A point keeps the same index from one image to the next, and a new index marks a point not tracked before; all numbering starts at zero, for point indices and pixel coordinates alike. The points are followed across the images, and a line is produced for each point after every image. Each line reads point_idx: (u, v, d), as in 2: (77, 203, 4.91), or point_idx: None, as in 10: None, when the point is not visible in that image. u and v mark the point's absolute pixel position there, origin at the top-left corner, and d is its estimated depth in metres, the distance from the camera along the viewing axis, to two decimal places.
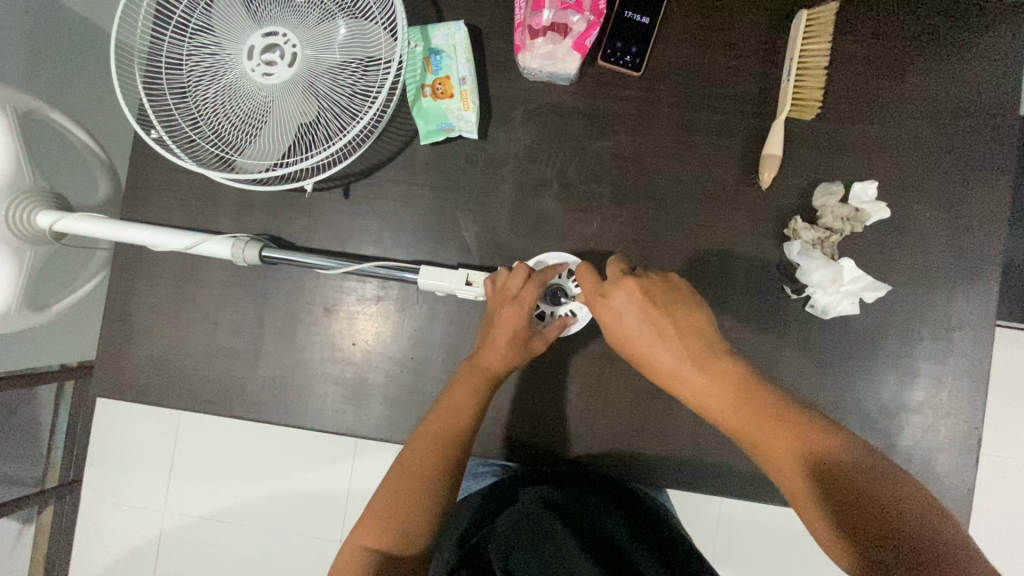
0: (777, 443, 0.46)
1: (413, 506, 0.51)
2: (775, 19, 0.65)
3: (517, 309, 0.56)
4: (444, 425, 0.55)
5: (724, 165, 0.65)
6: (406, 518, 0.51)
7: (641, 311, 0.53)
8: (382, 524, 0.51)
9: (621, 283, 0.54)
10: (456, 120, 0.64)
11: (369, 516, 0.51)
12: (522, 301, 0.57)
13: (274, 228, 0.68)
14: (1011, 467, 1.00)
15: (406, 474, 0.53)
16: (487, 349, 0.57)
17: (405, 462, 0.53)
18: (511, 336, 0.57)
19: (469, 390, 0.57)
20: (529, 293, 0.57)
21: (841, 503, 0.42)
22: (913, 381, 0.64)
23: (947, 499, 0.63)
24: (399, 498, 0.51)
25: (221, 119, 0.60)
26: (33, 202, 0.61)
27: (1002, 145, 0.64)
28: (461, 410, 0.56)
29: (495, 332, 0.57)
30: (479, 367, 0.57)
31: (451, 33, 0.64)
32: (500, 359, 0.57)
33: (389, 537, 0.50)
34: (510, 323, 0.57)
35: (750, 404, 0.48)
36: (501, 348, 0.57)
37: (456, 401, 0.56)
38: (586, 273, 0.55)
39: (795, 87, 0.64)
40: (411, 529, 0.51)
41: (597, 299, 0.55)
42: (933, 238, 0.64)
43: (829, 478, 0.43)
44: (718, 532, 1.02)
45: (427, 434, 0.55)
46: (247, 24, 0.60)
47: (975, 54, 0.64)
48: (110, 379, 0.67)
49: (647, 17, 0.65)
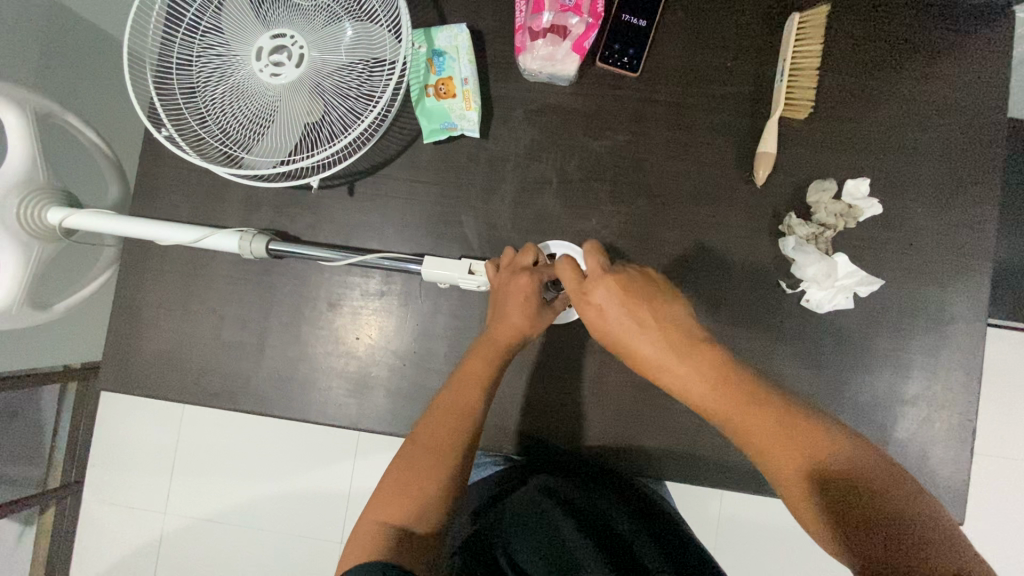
0: (767, 439, 0.48)
1: (431, 477, 0.52)
2: (769, 22, 0.67)
3: (533, 280, 0.57)
4: (460, 400, 0.56)
5: (720, 162, 0.67)
6: (425, 490, 0.51)
7: (624, 306, 0.53)
8: (399, 497, 0.51)
9: (602, 280, 0.53)
10: (458, 119, 0.66)
11: (385, 492, 0.52)
12: (536, 275, 0.57)
13: (280, 225, 0.69)
14: (1008, 466, 1.01)
15: (421, 447, 0.54)
16: (503, 323, 0.58)
17: (421, 438, 0.54)
18: (527, 308, 0.57)
19: (481, 365, 0.58)
20: (541, 266, 0.58)
21: (835, 508, 0.44)
22: (908, 374, 0.65)
23: (943, 491, 0.64)
24: (417, 470, 0.52)
25: (229, 117, 0.62)
26: (44, 199, 0.62)
27: (990, 143, 0.66)
28: (476, 386, 0.57)
29: (513, 304, 0.57)
30: (494, 341, 0.58)
31: (453, 36, 0.66)
32: (519, 331, 0.57)
33: (407, 510, 0.50)
34: (524, 296, 0.57)
35: (748, 415, 0.49)
36: (519, 320, 0.58)
37: (470, 377, 0.57)
38: (567, 269, 0.54)
39: (789, 88, 0.66)
40: (429, 503, 0.51)
41: (580, 297, 0.54)
42: (925, 234, 0.66)
43: (825, 487, 0.45)
44: (718, 531, 1.02)
45: (443, 409, 0.56)
46: (255, 25, 0.61)
47: (961, 55, 0.66)
48: (118, 373, 0.68)
49: (644, 20, 0.67)
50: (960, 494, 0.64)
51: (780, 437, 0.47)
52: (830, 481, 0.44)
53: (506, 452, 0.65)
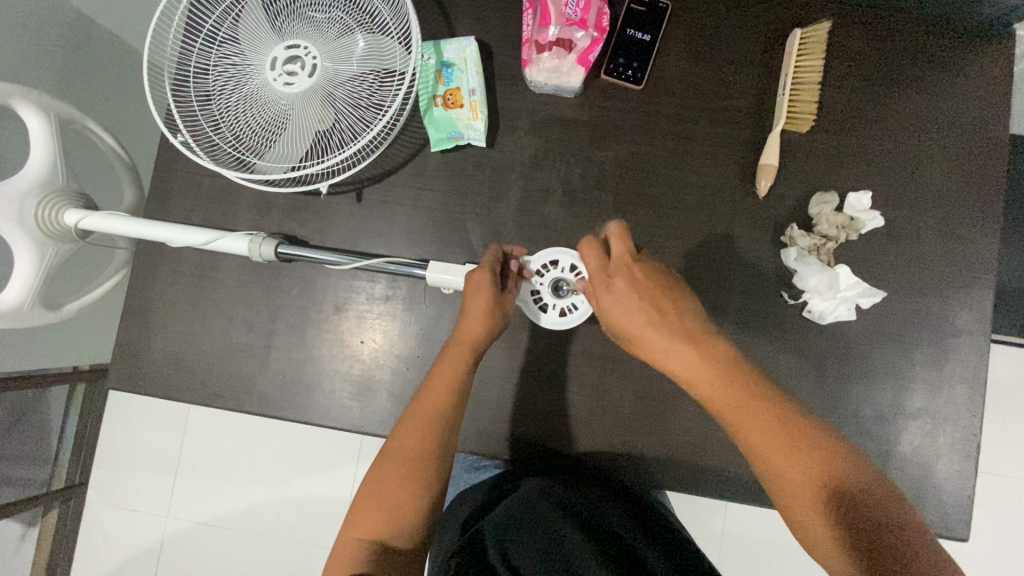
0: (778, 451, 0.47)
1: (403, 492, 0.53)
2: (772, 38, 0.69)
3: (483, 271, 0.60)
4: (429, 407, 0.57)
5: (722, 174, 0.68)
6: (400, 503, 0.53)
7: (641, 294, 0.55)
8: (372, 514, 0.52)
9: (625, 266, 0.56)
10: (465, 128, 0.68)
11: (361, 508, 0.53)
12: (486, 267, 0.60)
13: (290, 230, 0.71)
14: (1014, 486, 0.99)
15: (390, 459, 0.55)
16: (466, 320, 0.59)
17: (390, 451, 0.56)
18: (480, 298, 0.59)
19: (449, 369, 0.59)
20: (493, 261, 0.61)
21: (846, 519, 0.44)
22: (910, 387, 0.65)
23: (947, 506, 0.64)
24: (391, 484, 0.53)
25: (242, 124, 0.64)
26: (63, 201, 0.64)
27: (990, 160, 0.66)
28: (446, 390, 0.58)
29: (470, 300, 0.59)
30: (460, 339, 0.60)
31: (462, 48, 0.68)
32: (482, 323, 0.59)
33: (381, 525, 0.52)
34: (479, 288, 0.59)
35: (764, 422, 0.48)
36: (479, 312, 0.59)
37: (439, 383, 0.58)
38: (592, 248, 0.57)
39: (791, 102, 0.67)
40: (403, 519, 0.52)
41: (599, 279, 0.56)
42: (928, 247, 0.66)
43: (839, 499, 0.45)
44: (721, 548, 1.01)
45: (412, 419, 0.57)
46: (271, 36, 0.63)
47: (962, 72, 0.67)
48: (126, 372, 0.69)
49: (648, 35, 0.68)
50: (962, 510, 0.64)
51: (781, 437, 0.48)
52: (838, 494, 0.45)
53: (505, 457, 0.66)
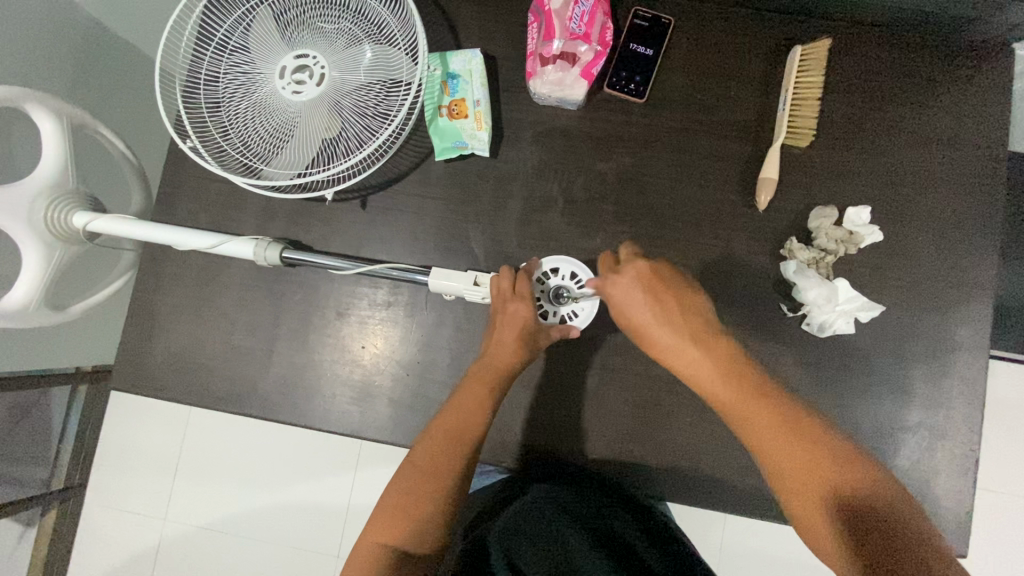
0: (787, 453, 0.49)
1: (429, 504, 0.53)
2: (772, 53, 0.70)
3: (528, 306, 0.60)
4: (459, 423, 0.57)
5: (723, 187, 0.69)
6: (422, 514, 0.53)
7: (648, 294, 0.56)
8: (399, 519, 0.53)
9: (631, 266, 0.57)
10: (468, 139, 0.68)
11: (383, 514, 0.54)
12: (528, 299, 0.60)
13: (295, 236, 0.72)
14: (1011, 502, 0.99)
15: (417, 468, 0.55)
16: (500, 344, 0.60)
17: (419, 460, 0.56)
18: (519, 329, 0.59)
19: (482, 389, 0.59)
20: (529, 291, 0.61)
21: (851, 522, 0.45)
22: (908, 402, 0.65)
23: (945, 521, 0.64)
24: (412, 495, 0.54)
25: (250, 131, 0.65)
26: (72, 204, 0.65)
27: (989, 178, 0.67)
28: (479, 409, 0.58)
29: (505, 329, 0.60)
30: (491, 362, 0.60)
31: (468, 60, 0.69)
32: (513, 351, 0.59)
33: (403, 532, 0.52)
34: (519, 320, 0.60)
35: (774, 426, 0.50)
36: (512, 341, 0.59)
37: (468, 401, 0.58)
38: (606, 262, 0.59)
39: (791, 117, 0.68)
40: (425, 526, 0.53)
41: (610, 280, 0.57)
42: (928, 262, 0.67)
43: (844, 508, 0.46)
44: (719, 560, 1.01)
45: (441, 431, 0.57)
46: (280, 45, 0.64)
47: (959, 90, 0.68)
48: (130, 373, 0.70)
49: (650, 49, 0.69)
50: (960, 525, 0.64)
51: (788, 439, 0.49)
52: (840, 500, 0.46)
53: (505, 465, 0.66)
